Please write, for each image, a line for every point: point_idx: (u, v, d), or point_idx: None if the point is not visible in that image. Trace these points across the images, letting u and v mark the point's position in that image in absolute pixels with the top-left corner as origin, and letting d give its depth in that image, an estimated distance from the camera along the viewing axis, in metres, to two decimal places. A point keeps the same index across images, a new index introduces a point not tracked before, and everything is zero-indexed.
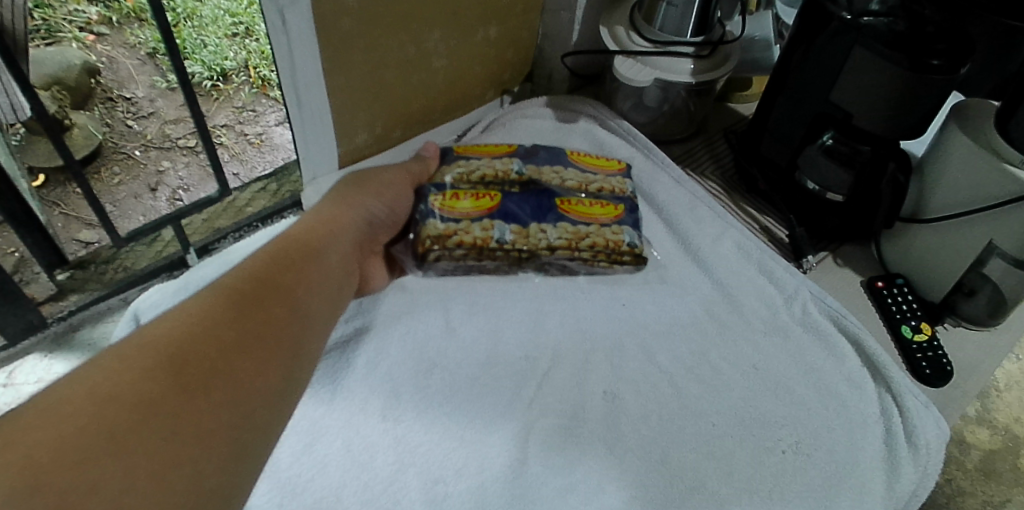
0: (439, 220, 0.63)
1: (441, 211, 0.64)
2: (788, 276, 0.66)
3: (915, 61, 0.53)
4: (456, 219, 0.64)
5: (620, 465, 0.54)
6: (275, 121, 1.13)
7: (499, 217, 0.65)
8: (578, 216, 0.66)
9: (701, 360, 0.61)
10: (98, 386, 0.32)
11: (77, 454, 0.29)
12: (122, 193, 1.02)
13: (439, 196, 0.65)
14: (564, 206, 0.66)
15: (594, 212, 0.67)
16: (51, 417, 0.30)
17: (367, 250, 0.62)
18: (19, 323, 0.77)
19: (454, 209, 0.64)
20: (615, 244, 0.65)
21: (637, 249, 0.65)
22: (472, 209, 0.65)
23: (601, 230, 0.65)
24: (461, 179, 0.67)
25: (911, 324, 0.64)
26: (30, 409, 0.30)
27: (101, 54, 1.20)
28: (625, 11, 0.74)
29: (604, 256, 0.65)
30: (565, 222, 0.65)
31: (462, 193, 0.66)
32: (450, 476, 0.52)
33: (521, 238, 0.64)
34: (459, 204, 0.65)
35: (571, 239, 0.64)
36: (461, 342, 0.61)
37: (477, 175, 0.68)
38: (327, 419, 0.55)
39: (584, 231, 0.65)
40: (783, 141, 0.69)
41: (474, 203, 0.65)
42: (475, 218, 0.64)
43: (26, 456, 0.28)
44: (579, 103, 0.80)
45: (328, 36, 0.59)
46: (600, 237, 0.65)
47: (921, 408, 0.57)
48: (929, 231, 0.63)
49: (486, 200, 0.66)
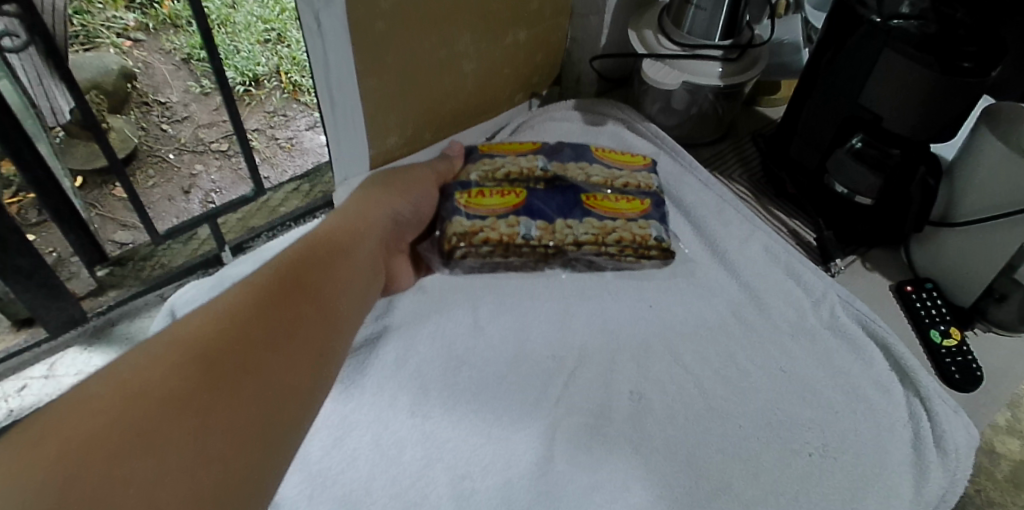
0: (465, 217, 0.64)
1: (466, 209, 0.65)
2: (816, 279, 0.66)
3: (946, 64, 0.52)
4: (483, 216, 0.64)
5: (645, 463, 0.55)
6: (305, 126, 1.15)
7: (525, 214, 0.65)
8: (604, 212, 0.66)
9: (728, 362, 0.61)
10: (130, 381, 0.34)
11: (107, 449, 0.30)
12: (157, 195, 1.05)
13: (464, 194, 0.66)
14: (589, 201, 0.67)
15: (621, 207, 0.67)
16: (85, 411, 0.32)
17: (394, 250, 0.63)
18: (61, 316, 0.80)
19: (480, 206, 0.65)
20: (642, 239, 0.65)
21: (664, 243, 0.66)
22: (498, 206, 0.65)
23: (628, 225, 0.66)
24: (487, 177, 0.68)
25: (939, 328, 0.64)
26: (65, 404, 0.32)
27: (138, 60, 1.23)
28: (653, 16, 0.75)
29: (631, 251, 0.65)
30: (591, 218, 0.66)
31: (487, 191, 0.67)
32: (478, 472, 0.53)
33: (547, 233, 0.64)
34: (484, 201, 0.66)
35: (597, 234, 0.65)
36: (489, 340, 0.61)
37: (502, 173, 0.68)
38: (357, 414, 0.56)
39: (611, 226, 0.66)
40: (811, 145, 0.69)
41: (499, 199, 0.66)
42: (500, 214, 0.65)
43: (64, 450, 0.30)
44: (607, 106, 0.81)
45: (363, 38, 0.61)
46: (627, 232, 0.65)
47: (950, 413, 0.57)
48: (960, 235, 0.62)
49: (511, 196, 0.66)
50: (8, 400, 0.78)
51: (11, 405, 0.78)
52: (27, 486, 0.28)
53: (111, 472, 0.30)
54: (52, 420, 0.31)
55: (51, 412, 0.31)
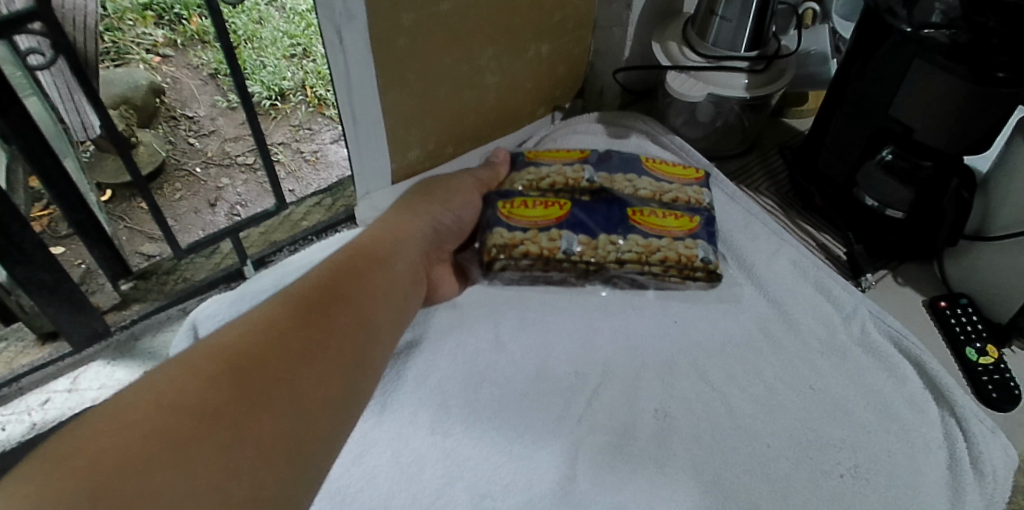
0: (506, 229, 0.63)
1: (509, 219, 0.64)
2: (846, 294, 0.64)
3: (978, 74, 0.51)
4: (524, 228, 0.64)
5: (671, 483, 0.53)
6: (330, 139, 1.16)
7: (568, 227, 0.64)
8: (649, 228, 0.65)
9: (756, 380, 0.60)
10: (164, 392, 0.34)
11: (138, 461, 0.30)
12: (184, 207, 1.06)
13: (507, 203, 0.65)
14: (635, 217, 0.65)
15: (667, 225, 0.65)
16: (117, 422, 0.31)
17: (435, 259, 0.62)
18: (84, 331, 0.81)
19: (522, 217, 0.64)
20: (688, 259, 0.63)
21: (710, 265, 0.64)
22: (540, 218, 0.64)
23: (674, 243, 0.64)
24: (531, 187, 0.68)
25: (975, 346, 0.62)
26: (101, 411, 0.32)
27: (166, 75, 1.25)
28: (678, 27, 0.74)
29: (676, 271, 0.64)
30: (636, 235, 0.64)
31: (530, 202, 0.66)
32: (498, 491, 0.52)
33: (589, 249, 0.63)
34: (527, 211, 0.65)
35: (641, 253, 0.63)
36: (510, 356, 0.61)
37: (547, 183, 0.68)
38: (377, 431, 0.56)
39: (656, 244, 0.64)
40: (839, 156, 0.67)
41: (542, 211, 0.65)
42: (543, 227, 0.64)
43: (95, 459, 0.29)
44: (630, 119, 0.80)
45: (383, 51, 0.60)
46: (672, 251, 0.63)
47: (987, 433, 0.55)
48: (998, 250, 0.60)
49: (556, 208, 0.65)
50: (31, 413, 0.78)
51: (34, 418, 0.78)
52: (59, 492, 0.28)
53: (138, 488, 0.29)
54: (86, 429, 0.31)
55: (85, 421, 0.32)
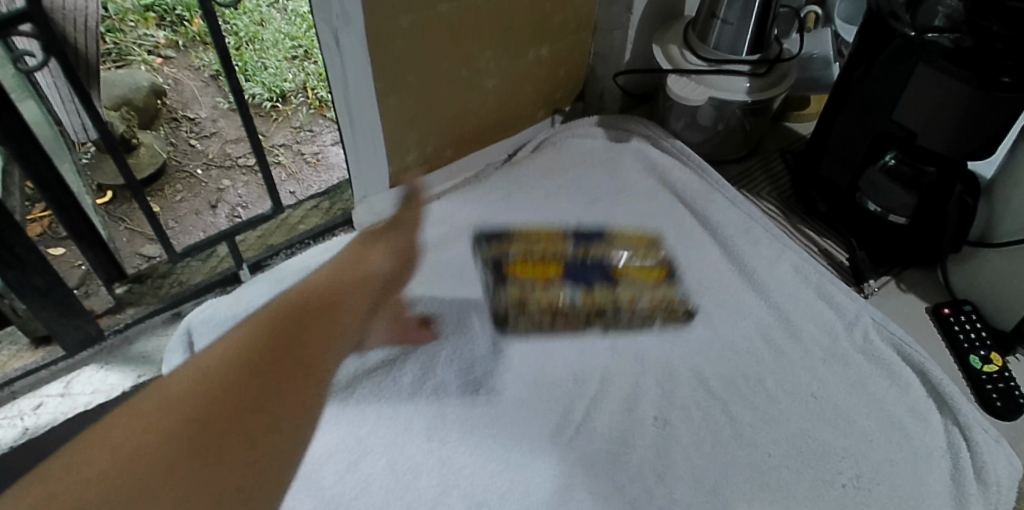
0: (506, 288, 0.65)
1: (507, 289, 0.65)
2: (849, 301, 0.63)
3: (983, 79, 0.50)
4: (524, 287, 0.65)
5: (670, 493, 0.52)
6: (331, 141, 1.15)
7: (562, 279, 0.65)
8: (634, 279, 0.66)
9: (757, 388, 0.59)
10: (172, 394, 0.33)
11: (136, 480, 0.30)
12: (184, 209, 1.06)
13: (503, 266, 0.67)
14: (622, 273, 0.67)
15: (648, 274, 0.67)
16: (112, 441, 0.31)
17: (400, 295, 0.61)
18: (78, 334, 0.80)
19: (520, 281, 0.65)
20: (669, 302, 0.65)
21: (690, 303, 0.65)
22: (535, 278, 0.65)
23: (657, 291, 0.66)
24: (524, 250, 0.68)
25: (979, 354, 0.62)
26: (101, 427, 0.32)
27: (167, 76, 1.24)
28: (679, 30, 0.73)
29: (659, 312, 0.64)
30: (624, 285, 0.66)
31: (525, 266, 0.67)
32: (495, 499, 0.52)
33: (586, 299, 0.64)
34: (523, 277, 0.66)
35: (630, 300, 0.64)
36: (507, 364, 0.60)
37: (538, 246, 0.69)
38: (372, 438, 0.55)
39: (640, 293, 0.65)
40: (843, 161, 0.66)
41: (536, 273, 0.66)
42: (540, 284, 0.65)
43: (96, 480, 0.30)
44: (631, 122, 0.79)
45: (381, 53, 0.60)
46: (655, 297, 0.65)
47: (991, 443, 0.54)
48: (1002, 256, 0.59)
49: (549, 269, 0.67)
50: (23, 418, 0.77)
51: (27, 423, 0.77)
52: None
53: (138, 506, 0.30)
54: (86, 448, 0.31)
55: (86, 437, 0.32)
